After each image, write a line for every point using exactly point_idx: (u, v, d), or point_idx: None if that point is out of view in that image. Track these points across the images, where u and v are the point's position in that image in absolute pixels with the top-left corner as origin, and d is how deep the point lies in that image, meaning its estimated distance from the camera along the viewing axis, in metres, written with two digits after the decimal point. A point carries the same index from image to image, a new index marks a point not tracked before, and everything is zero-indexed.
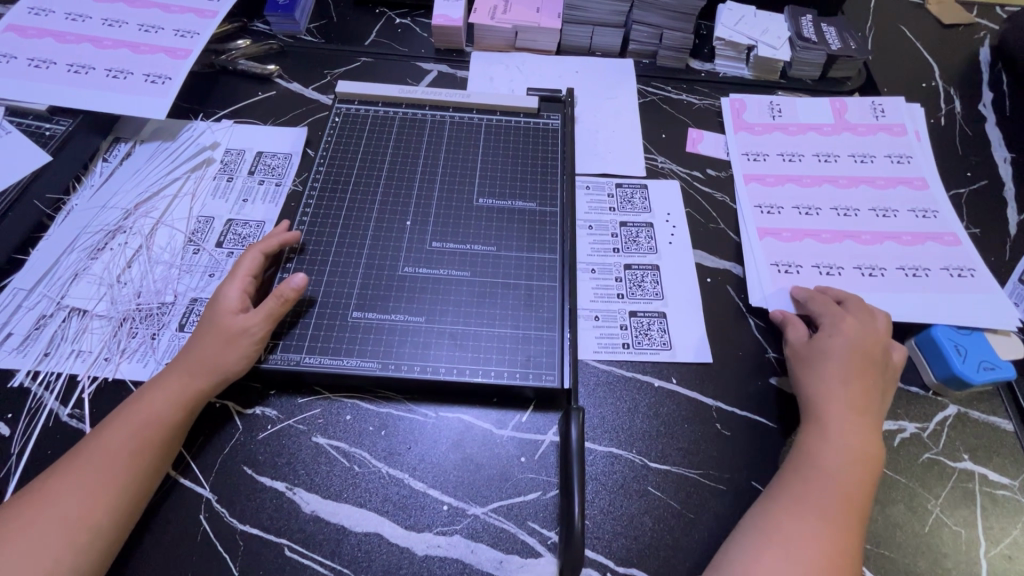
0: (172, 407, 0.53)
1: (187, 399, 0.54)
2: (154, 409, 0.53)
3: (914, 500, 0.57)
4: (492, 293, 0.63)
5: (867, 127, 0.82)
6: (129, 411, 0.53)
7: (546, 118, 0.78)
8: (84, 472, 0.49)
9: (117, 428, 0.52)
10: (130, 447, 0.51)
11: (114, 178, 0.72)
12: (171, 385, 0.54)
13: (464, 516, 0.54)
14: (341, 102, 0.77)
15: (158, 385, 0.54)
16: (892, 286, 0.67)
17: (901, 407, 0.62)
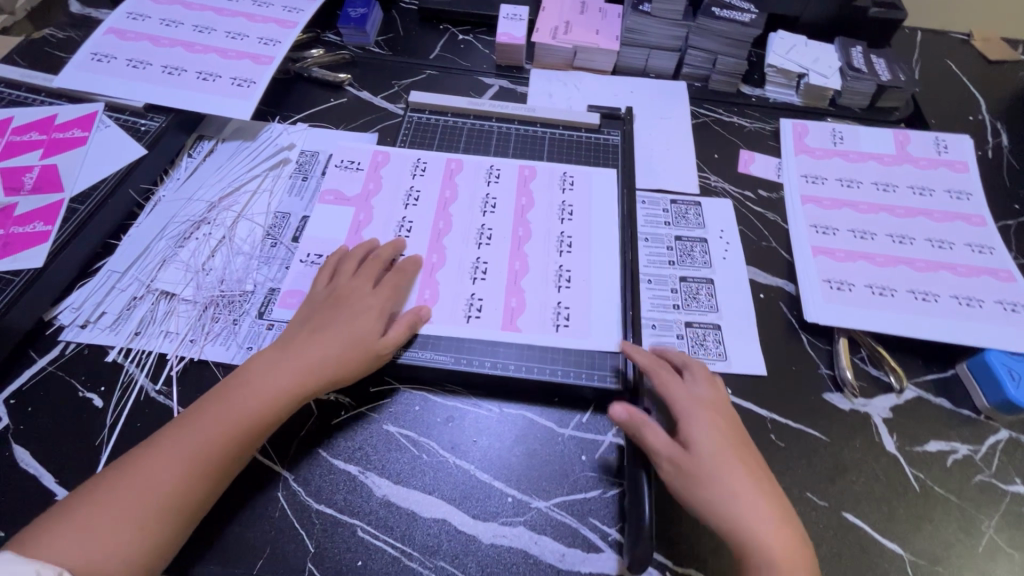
0: (276, 401, 0.54)
1: (290, 395, 0.55)
2: (259, 398, 0.54)
3: (967, 520, 0.58)
4: (551, 293, 0.66)
5: (930, 161, 0.84)
6: (229, 402, 0.53)
7: (605, 134, 0.81)
8: (185, 448, 0.50)
9: (221, 409, 0.53)
10: (231, 433, 0.52)
11: (198, 173, 0.77)
12: (277, 377, 0.55)
13: (528, 509, 0.56)
14: (412, 111, 0.82)
15: (263, 374, 0.55)
16: (944, 312, 0.68)
17: (953, 429, 0.63)
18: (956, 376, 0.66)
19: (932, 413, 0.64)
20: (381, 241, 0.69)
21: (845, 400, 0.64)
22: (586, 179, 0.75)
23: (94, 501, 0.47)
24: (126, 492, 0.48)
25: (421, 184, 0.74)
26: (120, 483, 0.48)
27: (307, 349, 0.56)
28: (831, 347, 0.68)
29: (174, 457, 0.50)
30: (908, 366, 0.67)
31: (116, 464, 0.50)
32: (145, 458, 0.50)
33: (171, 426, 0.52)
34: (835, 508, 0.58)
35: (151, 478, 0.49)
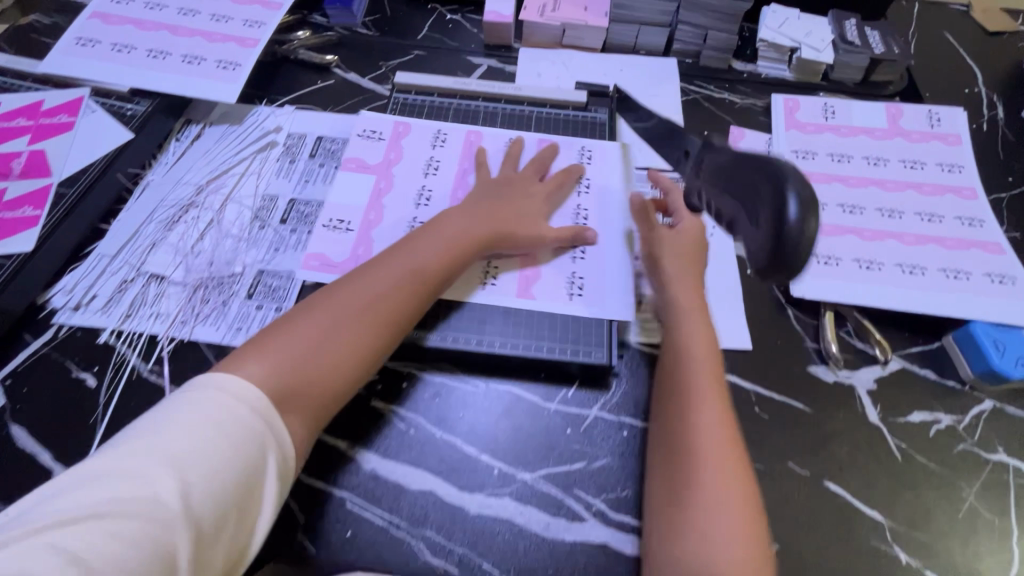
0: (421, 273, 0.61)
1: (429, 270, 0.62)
2: (405, 278, 0.60)
3: (947, 488, 0.58)
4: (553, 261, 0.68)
5: (921, 134, 0.83)
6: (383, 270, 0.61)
7: (593, 112, 0.81)
8: (347, 314, 0.57)
9: (373, 285, 0.59)
10: (386, 301, 0.59)
11: (186, 157, 0.77)
12: (421, 262, 0.61)
13: (513, 480, 0.57)
14: (398, 92, 0.82)
15: (392, 264, 0.61)
16: (931, 285, 0.68)
17: (937, 400, 0.63)
18: (942, 348, 0.67)
19: (916, 384, 0.64)
20: (399, 210, 0.72)
21: (829, 372, 0.65)
22: (604, 149, 0.77)
23: (266, 355, 0.52)
24: (296, 353, 0.53)
25: (440, 156, 0.76)
26: (288, 343, 0.54)
27: (441, 241, 0.63)
28: (817, 321, 0.68)
29: (339, 328, 0.56)
30: (894, 338, 0.67)
31: (275, 331, 0.55)
32: (309, 324, 0.55)
33: (326, 300, 0.58)
34: (817, 477, 0.59)
35: (321, 342, 0.55)
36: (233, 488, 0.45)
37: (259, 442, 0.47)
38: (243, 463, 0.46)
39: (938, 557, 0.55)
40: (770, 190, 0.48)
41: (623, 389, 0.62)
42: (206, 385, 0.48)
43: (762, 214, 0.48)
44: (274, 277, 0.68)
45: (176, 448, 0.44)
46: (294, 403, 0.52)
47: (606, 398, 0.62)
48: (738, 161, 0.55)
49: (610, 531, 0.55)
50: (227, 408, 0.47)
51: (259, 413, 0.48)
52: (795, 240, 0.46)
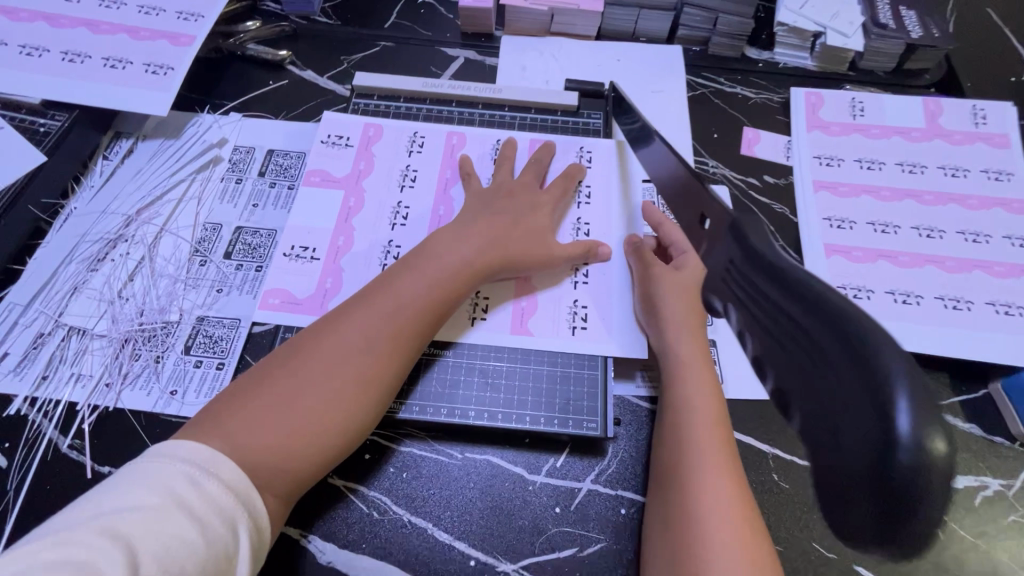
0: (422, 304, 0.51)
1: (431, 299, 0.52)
2: (405, 311, 0.50)
3: (997, 569, 0.50)
4: (552, 288, 0.59)
5: (964, 135, 0.72)
6: (377, 299, 0.51)
7: (586, 117, 0.70)
8: (333, 359, 0.47)
9: (363, 321, 0.49)
10: (385, 336, 0.49)
11: (115, 180, 0.67)
12: (419, 290, 0.51)
13: (493, 573, 0.49)
14: (359, 96, 0.70)
15: (388, 293, 0.51)
16: (977, 322, 0.59)
17: (984, 460, 0.55)
18: (988, 396, 0.58)
19: (960, 442, 0.55)
20: (371, 228, 0.62)
21: None
22: (605, 150, 0.67)
23: (235, 417, 0.43)
24: (271, 412, 0.43)
25: (418, 163, 0.66)
26: (261, 401, 0.44)
27: (441, 263, 0.54)
28: None
29: (323, 378, 0.46)
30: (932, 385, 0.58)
31: (248, 385, 0.45)
32: (287, 373, 0.46)
33: (308, 342, 0.48)
34: (846, 561, 0.50)
35: (303, 395, 0.45)
36: (204, 573, 0.35)
37: (230, 520, 0.37)
38: (217, 543, 0.36)
39: None
40: (833, 361, 0.25)
41: (622, 454, 0.54)
42: (166, 457, 0.38)
43: (845, 419, 0.24)
44: (216, 325, 0.59)
45: (131, 526, 0.34)
46: (270, 475, 0.42)
47: (601, 467, 0.53)
48: (784, 280, 0.30)
49: None
50: (193, 480, 0.38)
51: (229, 487, 0.39)
52: (912, 486, 0.22)
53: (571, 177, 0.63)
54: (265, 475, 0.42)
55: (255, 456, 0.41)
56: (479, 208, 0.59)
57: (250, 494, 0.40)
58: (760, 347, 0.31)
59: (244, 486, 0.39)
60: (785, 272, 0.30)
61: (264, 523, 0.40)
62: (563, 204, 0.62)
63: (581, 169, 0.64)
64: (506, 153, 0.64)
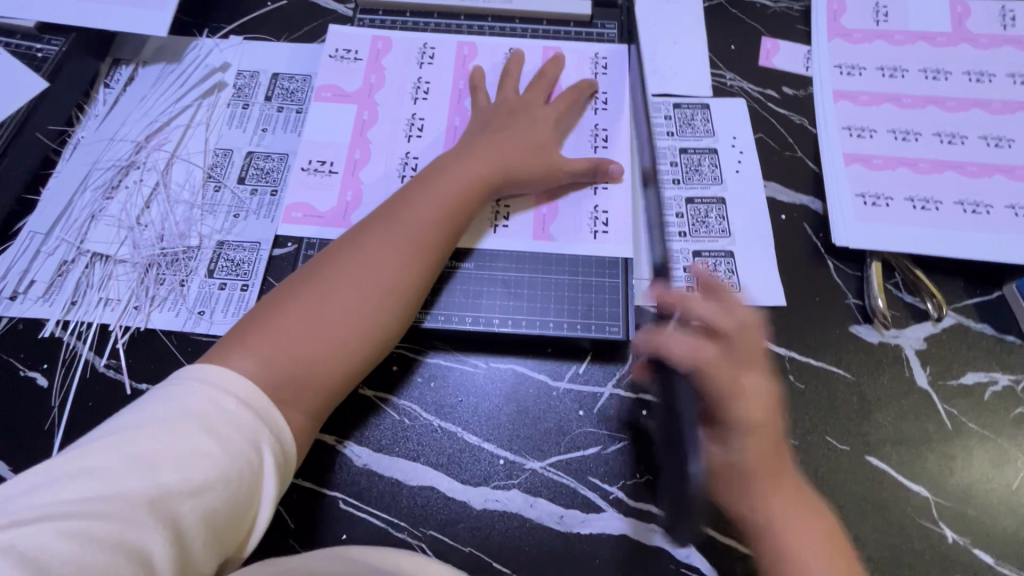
0: (429, 233, 0.51)
1: (438, 229, 0.52)
2: (413, 240, 0.50)
3: (1002, 456, 0.53)
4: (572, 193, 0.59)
5: (991, 38, 0.69)
6: (386, 227, 0.51)
7: (599, 27, 0.67)
8: (347, 285, 0.48)
9: (374, 243, 0.50)
10: (397, 264, 0.49)
11: (120, 107, 0.65)
12: (428, 212, 0.52)
13: (521, 471, 0.52)
14: (363, 12, 0.68)
15: (396, 222, 0.51)
16: (996, 226, 0.59)
17: (994, 358, 0.56)
18: (1002, 298, 0.58)
19: (972, 342, 0.57)
20: (389, 144, 0.61)
21: (874, 332, 0.57)
22: (624, 58, 0.65)
23: (260, 339, 0.44)
24: (295, 333, 0.45)
25: (429, 75, 0.64)
26: (282, 323, 0.45)
27: (447, 185, 0.54)
28: (861, 273, 0.59)
29: (342, 300, 0.47)
30: (945, 288, 0.59)
31: (267, 309, 0.46)
32: (305, 296, 0.47)
33: (321, 266, 0.49)
34: (857, 452, 0.53)
35: (324, 319, 0.46)
36: (228, 483, 0.37)
37: (254, 436, 0.39)
38: (238, 458, 0.38)
39: (990, 533, 0.50)
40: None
41: None
42: (186, 374, 0.40)
43: None
44: (236, 249, 0.59)
45: (154, 440, 0.37)
46: (298, 392, 0.44)
47: (622, 373, 0.55)
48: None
49: (630, 521, 0.50)
50: (213, 396, 0.39)
51: (251, 407, 0.40)
52: None
53: (585, 88, 0.62)
54: (293, 392, 0.43)
55: (282, 377, 0.43)
56: (488, 126, 0.59)
57: (271, 409, 0.41)
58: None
59: (267, 405, 0.41)
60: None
61: (291, 440, 0.42)
62: (575, 112, 0.62)
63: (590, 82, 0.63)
64: (512, 72, 0.63)
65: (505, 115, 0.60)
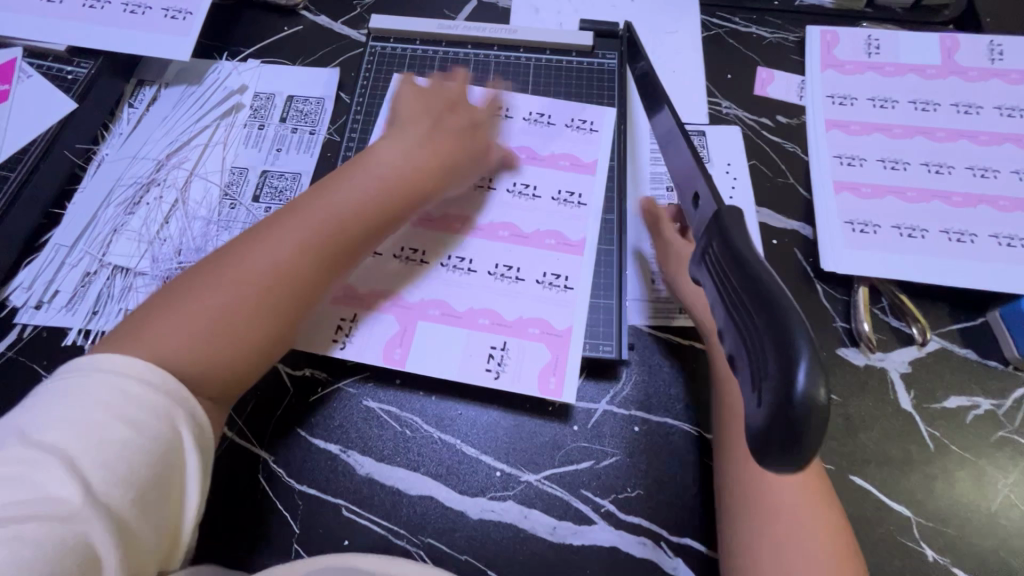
0: (346, 219, 0.51)
1: (354, 216, 0.52)
2: (326, 226, 0.50)
3: (982, 478, 0.55)
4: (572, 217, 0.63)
5: (980, 71, 0.72)
6: (299, 214, 0.51)
7: (600, 57, 0.71)
8: (258, 271, 0.47)
9: (284, 235, 0.49)
10: (311, 251, 0.49)
11: (143, 126, 0.69)
12: (349, 203, 0.52)
13: (517, 482, 0.54)
14: (375, 40, 0.71)
15: (313, 209, 0.51)
16: (980, 254, 0.61)
17: (976, 382, 0.58)
18: (985, 324, 0.60)
19: (955, 366, 0.59)
20: None
21: (860, 355, 0.59)
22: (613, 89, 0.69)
23: (157, 329, 0.44)
24: (200, 321, 0.45)
25: None
26: (182, 314, 0.45)
27: (367, 174, 0.54)
28: (848, 298, 0.62)
29: (252, 287, 0.47)
30: (931, 313, 0.61)
31: (171, 299, 0.46)
32: (209, 286, 0.46)
33: (227, 256, 0.48)
34: (841, 472, 0.55)
35: (235, 307, 0.46)
36: (153, 465, 0.39)
37: (169, 418, 0.41)
38: (158, 439, 0.40)
39: (968, 553, 0.52)
40: (762, 347, 0.28)
41: (635, 377, 0.58)
42: (86, 367, 0.40)
43: (761, 365, 0.28)
44: None
45: (66, 438, 0.37)
46: (207, 378, 0.44)
47: (616, 390, 0.57)
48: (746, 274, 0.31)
49: (620, 534, 0.52)
50: (119, 386, 0.40)
51: (163, 392, 0.41)
52: (798, 421, 0.26)
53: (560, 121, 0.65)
54: (195, 382, 0.44)
55: (185, 365, 0.43)
56: (426, 126, 0.59)
57: (184, 394, 0.42)
58: (721, 321, 0.33)
59: (179, 389, 0.42)
60: (743, 265, 0.31)
61: (205, 418, 0.43)
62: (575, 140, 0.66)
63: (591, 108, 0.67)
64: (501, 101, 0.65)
65: (461, 126, 0.61)
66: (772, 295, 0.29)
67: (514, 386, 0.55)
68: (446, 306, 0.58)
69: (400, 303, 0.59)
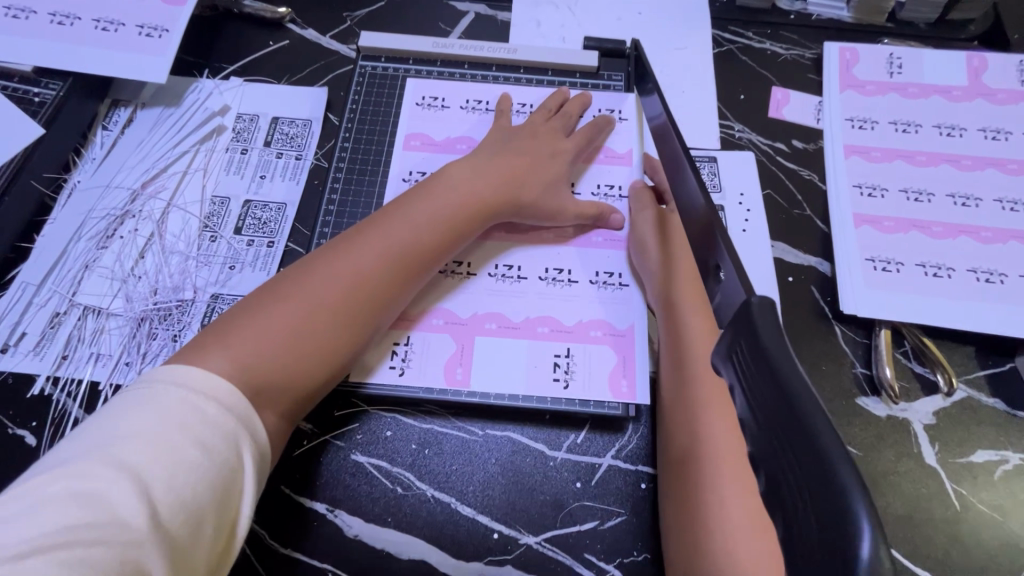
0: (413, 245, 0.52)
1: (421, 240, 0.53)
2: (395, 251, 0.52)
3: (1011, 540, 0.51)
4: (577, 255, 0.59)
5: (1008, 93, 0.68)
6: (370, 237, 0.52)
7: (606, 78, 0.67)
8: (329, 292, 0.49)
9: (365, 249, 0.51)
10: (377, 275, 0.50)
11: (117, 151, 0.64)
12: (417, 229, 0.53)
13: (516, 545, 0.50)
14: (366, 58, 0.67)
15: (383, 232, 0.52)
16: (1010, 296, 0.57)
17: (1004, 434, 0.55)
18: (1014, 370, 0.57)
19: (982, 417, 0.55)
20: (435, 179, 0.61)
21: (882, 405, 0.56)
22: (623, 112, 0.65)
23: (235, 342, 0.45)
24: (273, 337, 0.46)
25: (450, 116, 0.64)
26: (258, 328, 0.46)
27: (441, 199, 0.55)
28: (869, 341, 0.58)
29: (323, 307, 0.48)
30: (956, 358, 0.57)
31: (251, 306, 0.48)
32: (289, 295, 0.48)
33: (310, 266, 0.50)
34: None
35: (305, 325, 0.47)
36: (212, 489, 0.38)
37: (234, 440, 0.40)
38: (221, 462, 0.39)
39: None
40: (811, 506, 0.23)
41: (643, 429, 0.54)
42: (167, 378, 0.41)
43: (800, 521, 0.23)
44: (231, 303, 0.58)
45: (134, 454, 0.37)
46: (272, 396, 0.45)
47: (622, 443, 0.54)
48: (785, 398, 0.26)
49: None
50: (194, 401, 0.40)
51: (228, 411, 0.41)
52: None
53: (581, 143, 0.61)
54: (266, 398, 0.44)
55: (261, 374, 0.44)
56: (486, 146, 0.60)
57: (251, 415, 0.42)
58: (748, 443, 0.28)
59: (246, 410, 0.42)
60: (781, 387, 0.27)
61: (267, 441, 0.43)
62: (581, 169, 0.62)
63: (607, 121, 0.63)
64: (505, 111, 0.63)
65: (519, 137, 0.60)
66: (819, 433, 0.24)
67: (586, 391, 0.53)
68: (502, 318, 0.56)
69: (454, 320, 0.57)
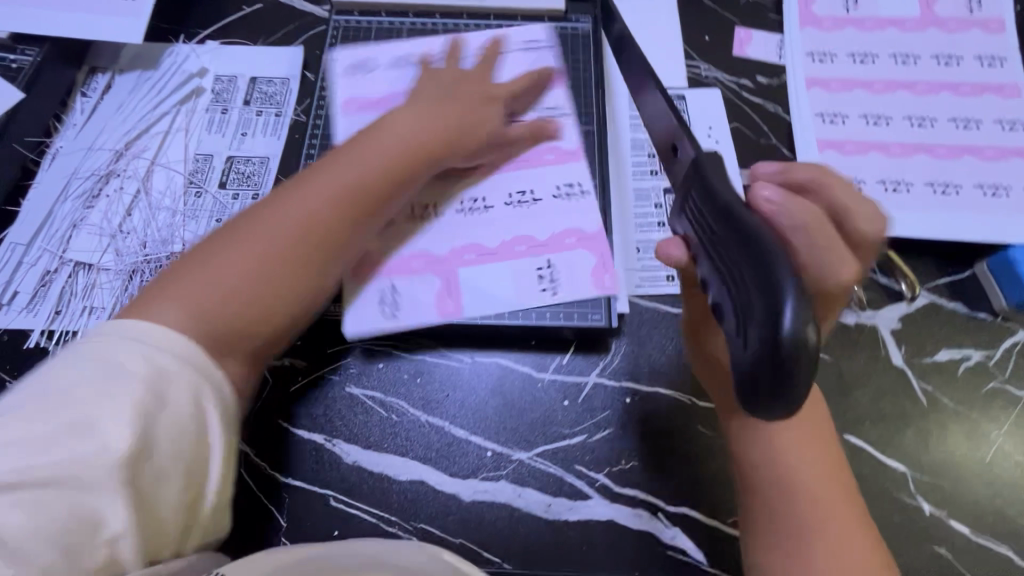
0: (361, 186, 0.51)
1: (372, 182, 0.52)
2: (340, 194, 0.51)
3: (975, 429, 0.54)
4: (556, 188, 0.61)
5: (958, 22, 0.70)
6: (313, 182, 0.51)
7: (574, 22, 0.69)
8: (275, 239, 0.48)
9: (312, 193, 0.50)
10: (325, 219, 0.49)
11: (98, 115, 0.65)
12: (365, 169, 0.52)
13: (509, 461, 0.52)
14: (339, 14, 0.68)
15: (326, 176, 0.51)
16: (962, 206, 0.61)
17: (966, 334, 0.58)
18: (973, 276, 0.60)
19: (946, 320, 0.58)
20: None
21: (851, 314, 0.58)
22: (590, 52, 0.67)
23: (176, 296, 0.44)
24: (216, 289, 0.45)
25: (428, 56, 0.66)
26: (198, 281, 0.45)
27: (385, 140, 0.54)
28: None
29: (269, 254, 0.47)
30: (919, 268, 0.60)
31: (199, 258, 0.47)
32: (230, 246, 0.47)
33: (254, 217, 0.49)
34: (835, 431, 0.54)
35: (250, 273, 0.46)
36: (172, 446, 0.39)
37: (194, 399, 0.40)
38: (180, 420, 0.39)
39: (964, 504, 0.52)
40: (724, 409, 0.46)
41: (625, 349, 0.57)
42: (121, 334, 0.41)
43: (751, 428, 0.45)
44: None
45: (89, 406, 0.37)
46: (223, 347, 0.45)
47: (605, 362, 0.56)
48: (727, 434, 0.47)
49: (616, 507, 0.51)
50: (147, 360, 0.40)
51: (187, 361, 0.41)
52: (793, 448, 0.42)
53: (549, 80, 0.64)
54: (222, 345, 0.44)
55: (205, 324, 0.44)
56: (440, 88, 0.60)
57: (212, 370, 0.42)
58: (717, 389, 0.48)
59: (203, 365, 0.42)
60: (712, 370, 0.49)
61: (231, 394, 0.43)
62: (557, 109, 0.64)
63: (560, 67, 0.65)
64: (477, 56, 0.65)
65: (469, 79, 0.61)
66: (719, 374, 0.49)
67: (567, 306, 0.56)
68: (486, 239, 0.58)
69: (436, 258, 0.58)
